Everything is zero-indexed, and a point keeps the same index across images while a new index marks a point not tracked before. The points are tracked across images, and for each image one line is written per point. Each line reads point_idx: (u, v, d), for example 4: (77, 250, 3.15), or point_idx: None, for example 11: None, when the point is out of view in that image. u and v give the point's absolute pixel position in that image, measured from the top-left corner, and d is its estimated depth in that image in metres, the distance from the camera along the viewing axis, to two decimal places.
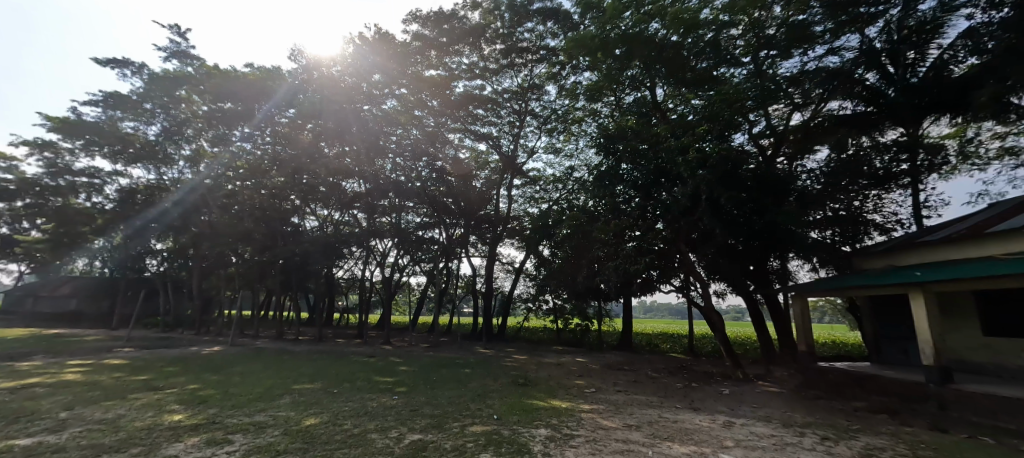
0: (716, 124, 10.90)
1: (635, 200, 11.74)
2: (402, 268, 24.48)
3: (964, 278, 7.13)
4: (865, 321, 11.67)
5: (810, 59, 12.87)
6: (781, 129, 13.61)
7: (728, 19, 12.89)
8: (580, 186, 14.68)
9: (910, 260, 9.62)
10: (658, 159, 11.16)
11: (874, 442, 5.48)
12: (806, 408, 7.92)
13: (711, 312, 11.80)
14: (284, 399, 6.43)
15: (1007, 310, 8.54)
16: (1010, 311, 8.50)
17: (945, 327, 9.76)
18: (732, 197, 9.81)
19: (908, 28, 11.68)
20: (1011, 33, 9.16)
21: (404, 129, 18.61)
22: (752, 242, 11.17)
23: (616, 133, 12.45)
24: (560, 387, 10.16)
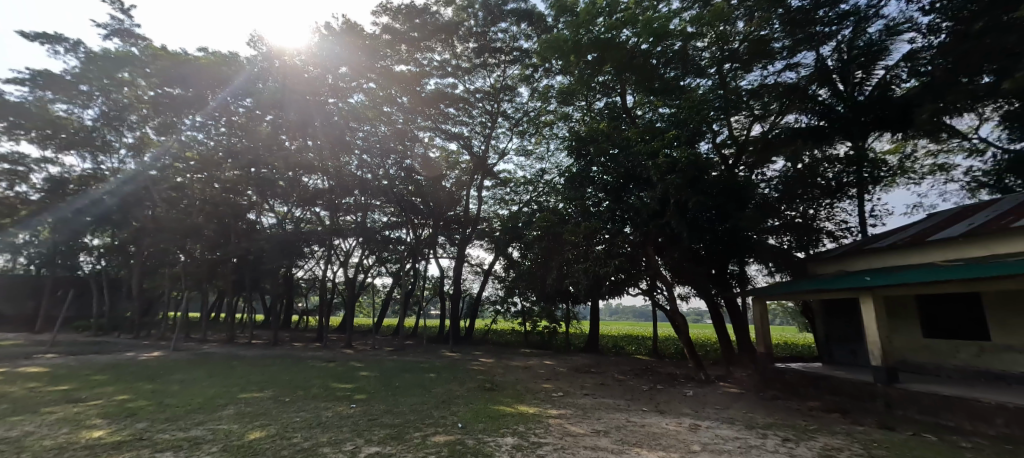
0: (684, 130, 11.24)
1: (604, 203, 11.75)
2: (367, 269, 23.68)
3: (909, 284, 7.49)
4: (818, 324, 12.19)
5: (769, 74, 13.43)
6: (742, 139, 14.12)
7: (695, 29, 13.16)
8: (550, 189, 14.64)
9: (860, 265, 10.14)
10: (628, 162, 11.31)
11: (831, 442, 5.63)
12: (765, 409, 8.13)
13: (675, 314, 11.96)
14: (228, 410, 5.92)
15: (946, 314, 9.12)
16: (949, 313, 9.07)
17: (890, 328, 10.32)
18: (699, 201, 10.07)
19: (857, 49, 12.06)
20: (949, 60, 10.06)
21: (372, 125, 17.82)
22: (716, 246, 11.40)
23: (586, 136, 12.45)
24: (527, 392, 10.00)
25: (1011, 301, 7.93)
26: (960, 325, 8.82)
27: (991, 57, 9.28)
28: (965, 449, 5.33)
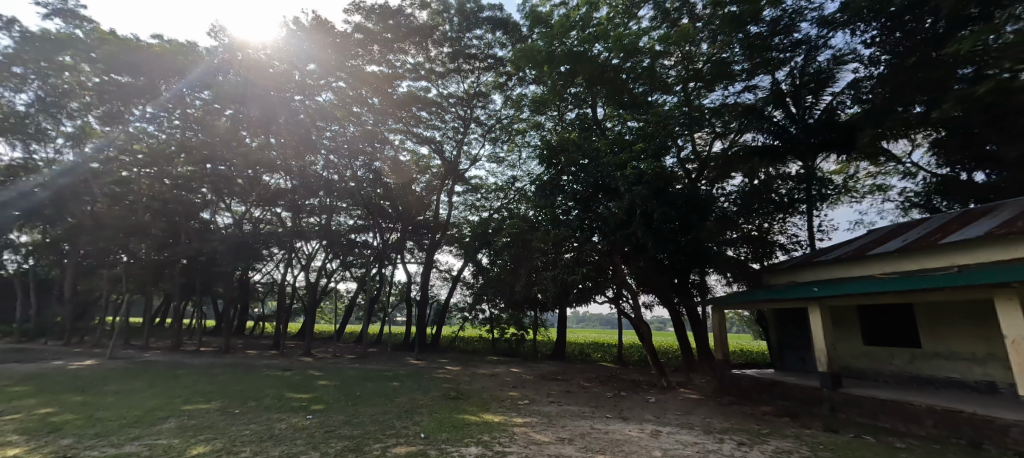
0: (651, 144, 11.62)
1: (574, 212, 11.79)
2: (330, 274, 22.87)
3: (854, 295, 7.95)
4: (770, 332, 12.76)
5: (730, 94, 14.13)
6: (704, 155, 14.75)
7: (662, 48, 13.64)
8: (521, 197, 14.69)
9: (808, 277, 10.72)
10: (597, 173, 11.45)
11: (782, 445, 5.87)
12: (722, 414, 8.39)
13: (639, 322, 12.19)
14: (169, 423, 5.49)
15: (883, 323, 9.78)
16: (885, 323, 9.74)
17: (834, 337, 10.93)
18: (665, 212, 10.38)
19: (808, 75, 12.98)
20: (887, 88, 10.99)
21: (341, 125, 17.46)
22: (678, 256, 11.73)
23: (558, 145, 12.67)
24: (492, 400, 9.89)
25: (938, 311, 8.58)
26: (895, 334, 9.49)
27: (925, 88, 10.23)
28: (900, 449, 5.69)
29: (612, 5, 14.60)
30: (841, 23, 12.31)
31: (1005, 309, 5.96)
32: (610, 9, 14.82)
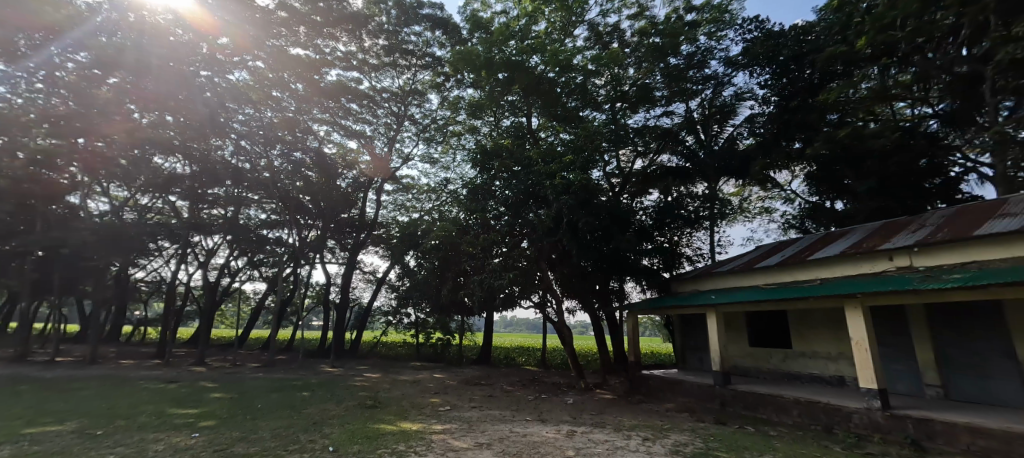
0: (580, 156, 12.06)
1: (505, 217, 12.03)
2: (235, 272, 20.62)
3: (742, 302, 8.94)
4: (676, 335, 13.88)
5: (651, 117, 15.31)
6: (627, 171, 15.69)
7: (595, 67, 14.27)
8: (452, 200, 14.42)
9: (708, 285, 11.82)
10: (527, 180, 11.76)
11: (680, 438, 6.39)
12: (631, 412, 8.95)
13: (562, 326, 12.61)
14: (1, 450, 4.49)
15: (764, 326, 11.11)
16: (766, 326, 11.07)
17: (726, 339, 12.20)
18: (590, 221, 10.80)
19: (713, 107, 14.87)
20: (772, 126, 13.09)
21: (256, 109, 15.96)
22: (600, 265, 12.22)
23: (492, 151, 12.76)
24: (412, 407, 9.54)
25: (806, 317, 9.92)
26: (773, 335, 10.83)
27: (801, 128, 13.01)
28: (773, 437, 6.49)
29: (551, 19, 15.07)
30: (742, 65, 14.64)
31: (854, 316, 7.06)
32: (548, 23, 15.23)
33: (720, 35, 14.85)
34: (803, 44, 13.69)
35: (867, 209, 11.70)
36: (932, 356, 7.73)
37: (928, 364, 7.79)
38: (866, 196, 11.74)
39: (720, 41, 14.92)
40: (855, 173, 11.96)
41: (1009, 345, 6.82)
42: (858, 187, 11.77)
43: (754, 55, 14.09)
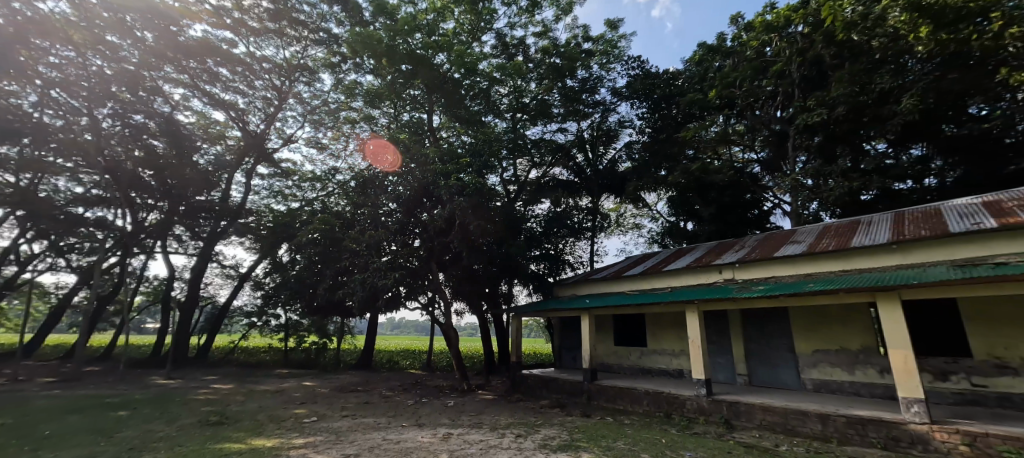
0: (478, 160, 12.09)
1: (396, 214, 11.38)
2: (29, 259, 15.94)
3: (610, 306, 9.84)
4: (555, 335, 14.70)
5: (547, 131, 16.05)
6: (521, 179, 16.15)
7: (499, 76, 14.46)
8: (338, 192, 13.15)
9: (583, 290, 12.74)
10: (423, 177, 11.32)
11: (550, 432, 6.77)
12: (508, 410, 9.18)
13: (449, 328, 12.41)
14: None
15: (626, 327, 12.35)
16: (627, 326, 12.31)
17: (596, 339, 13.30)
18: (481, 224, 10.84)
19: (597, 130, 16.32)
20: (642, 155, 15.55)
21: (78, 53, 12.55)
22: (490, 268, 12.31)
23: (388, 142, 11.81)
24: (269, 420, 8.40)
25: (658, 319, 11.32)
26: (633, 335, 12.11)
27: (666, 158, 15.17)
28: (627, 426, 7.27)
29: (460, 20, 14.89)
30: (626, 96, 16.25)
31: (694, 319, 8.28)
32: (457, 23, 15.01)
33: (610, 67, 16.38)
34: (672, 89, 15.97)
35: (710, 230, 13.96)
36: (743, 350, 9.47)
37: (740, 357, 9.51)
38: (710, 219, 13.98)
39: (609, 72, 16.45)
40: (702, 200, 14.20)
41: (792, 341, 8.72)
42: (704, 212, 13.97)
43: (634, 90, 15.85)
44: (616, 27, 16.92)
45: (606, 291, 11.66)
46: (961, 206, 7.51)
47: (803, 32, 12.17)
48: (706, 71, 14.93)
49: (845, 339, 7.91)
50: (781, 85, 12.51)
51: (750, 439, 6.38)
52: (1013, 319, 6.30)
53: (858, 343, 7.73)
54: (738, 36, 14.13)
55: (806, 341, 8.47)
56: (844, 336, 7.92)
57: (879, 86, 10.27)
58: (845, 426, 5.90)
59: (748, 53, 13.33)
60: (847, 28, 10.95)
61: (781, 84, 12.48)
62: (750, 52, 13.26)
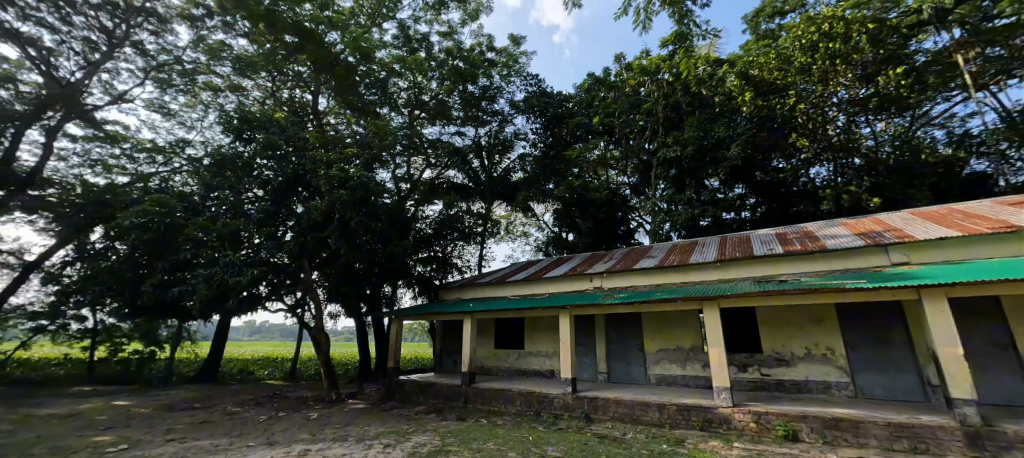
0: (366, 154, 11.26)
1: (263, 202, 10.07)
2: None
3: (491, 310, 10.09)
4: (436, 340, 14.42)
5: (445, 132, 15.88)
6: (415, 178, 15.57)
7: (398, 67, 13.73)
8: (183, 167, 10.78)
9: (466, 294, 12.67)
10: (299, 164, 10.19)
11: (421, 439, 6.66)
12: (379, 419, 8.68)
13: (319, 332, 11.26)
14: None
15: (506, 330, 12.75)
16: (507, 330, 12.72)
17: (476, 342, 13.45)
18: (364, 221, 10.15)
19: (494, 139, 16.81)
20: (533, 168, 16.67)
21: None
22: (372, 268, 11.58)
23: (259, 119, 10.50)
24: (59, 452, 6.61)
25: (535, 323, 11.95)
26: (511, 338, 12.55)
27: (550, 174, 16.56)
28: (498, 427, 7.51)
29: (360, 1, 13.86)
30: (523, 110, 17.14)
31: (566, 323, 8.94)
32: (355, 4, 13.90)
33: (510, 79, 16.94)
34: (563, 109, 17.13)
35: (586, 241, 15.23)
36: (605, 350, 10.51)
37: (602, 356, 10.54)
38: (587, 232, 15.28)
39: (509, 84, 16.99)
40: (582, 214, 15.67)
41: (642, 342, 9.99)
42: (582, 225, 15.21)
43: (530, 105, 16.78)
44: (518, 42, 17.61)
45: (489, 294, 11.86)
46: (763, 234, 9.54)
47: (667, 80, 14.05)
48: (593, 98, 16.38)
49: (680, 339, 9.41)
50: (650, 121, 14.34)
51: (604, 430, 7.10)
52: (787, 322, 8.21)
53: (689, 342, 9.28)
54: (619, 73, 15.82)
55: (652, 341, 9.80)
56: (679, 336, 9.43)
57: (717, 133, 12.58)
58: (675, 413, 7.00)
59: (627, 89, 14.98)
60: (699, 82, 13.43)
61: (650, 120, 14.48)
62: (630, 89, 14.93)
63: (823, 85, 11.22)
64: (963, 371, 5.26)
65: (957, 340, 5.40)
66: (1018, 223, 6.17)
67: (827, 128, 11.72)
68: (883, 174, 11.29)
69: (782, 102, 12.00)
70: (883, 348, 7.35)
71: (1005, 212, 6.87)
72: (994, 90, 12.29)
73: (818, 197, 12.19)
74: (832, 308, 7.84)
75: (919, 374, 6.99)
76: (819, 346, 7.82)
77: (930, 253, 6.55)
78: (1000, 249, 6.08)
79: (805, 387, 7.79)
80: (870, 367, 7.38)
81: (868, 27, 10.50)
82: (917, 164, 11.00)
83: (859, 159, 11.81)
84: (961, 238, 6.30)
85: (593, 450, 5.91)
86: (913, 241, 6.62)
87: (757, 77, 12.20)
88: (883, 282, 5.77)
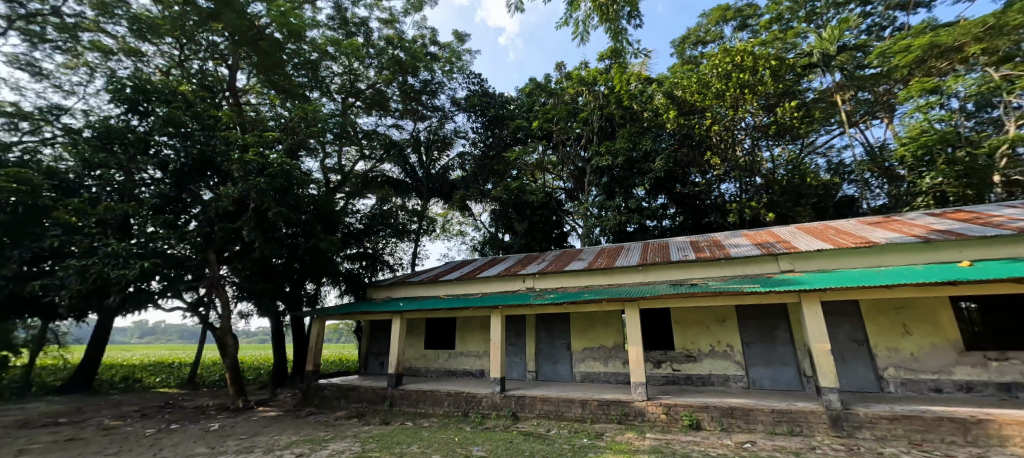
0: (290, 139, 10.21)
1: (156, 188, 8.64)
2: None
3: (421, 310, 9.87)
4: (362, 341, 13.79)
5: (382, 124, 15.34)
6: (346, 169, 14.68)
7: (332, 50, 12.81)
8: (52, 136, 8.86)
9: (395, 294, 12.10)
10: (207, 145, 9.08)
11: (338, 447, 6.37)
12: (293, 427, 8.09)
13: (226, 333, 10.16)
14: None
15: (436, 330, 12.54)
16: (437, 330, 12.53)
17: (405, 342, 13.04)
18: (282, 212, 9.32)
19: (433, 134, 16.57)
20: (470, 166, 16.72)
21: None
22: (292, 264, 10.74)
23: (162, 89, 8.85)
24: None
25: (467, 323, 11.92)
26: (442, 338, 12.39)
27: (487, 174, 16.68)
28: (423, 429, 7.39)
29: None
30: (463, 108, 17.07)
31: (497, 323, 9.04)
32: None
33: (452, 76, 16.79)
34: (504, 111, 17.46)
35: (521, 243, 15.50)
36: (534, 349, 10.78)
37: (531, 355, 10.81)
38: (521, 233, 15.57)
39: (451, 80, 16.82)
40: (518, 216, 16.00)
41: (570, 341, 10.41)
42: (518, 226, 15.48)
43: (472, 104, 16.78)
44: (462, 39, 17.51)
45: (420, 294, 11.55)
46: (680, 242, 10.39)
47: (603, 92, 14.93)
48: (534, 102, 16.93)
49: (604, 337, 9.96)
50: (585, 129, 15.19)
51: (530, 427, 7.30)
52: (696, 322, 9.04)
53: (612, 340, 9.86)
54: (559, 81, 16.46)
55: (579, 340, 10.25)
56: (604, 335, 9.97)
57: (643, 146, 13.62)
58: (596, 408, 7.40)
59: (566, 97, 15.85)
60: (631, 97, 14.41)
61: (586, 129, 15.22)
62: (568, 96, 15.79)
63: (734, 111, 12.48)
64: (830, 363, 6.21)
65: (826, 337, 6.36)
66: (874, 239, 7.40)
67: (735, 149, 13.03)
68: (778, 193, 12.81)
69: (700, 122, 13.13)
70: (772, 344, 8.40)
71: (866, 230, 8.21)
72: (862, 127, 14.64)
73: (725, 210, 13.62)
74: (733, 309, 8.79)
75: (798, 367, 8.09)
76: (721, 343, 8.73)
77: (810, 262, 7.63)
78: (859, 260, 7.28)
79: (709, 380, 8.65)
80: (761, 361, 8.40)
81: (770, 63, 11.83)
82: (803, 187, 12.58)
83: (758, 179, 13.05)
84: (833, 250, 7.42)
85: (518, 448, 6.05)
86: (797, 252, 7.66)
87: (680, 97, 13.34)
88: (774, 287, 6.60)
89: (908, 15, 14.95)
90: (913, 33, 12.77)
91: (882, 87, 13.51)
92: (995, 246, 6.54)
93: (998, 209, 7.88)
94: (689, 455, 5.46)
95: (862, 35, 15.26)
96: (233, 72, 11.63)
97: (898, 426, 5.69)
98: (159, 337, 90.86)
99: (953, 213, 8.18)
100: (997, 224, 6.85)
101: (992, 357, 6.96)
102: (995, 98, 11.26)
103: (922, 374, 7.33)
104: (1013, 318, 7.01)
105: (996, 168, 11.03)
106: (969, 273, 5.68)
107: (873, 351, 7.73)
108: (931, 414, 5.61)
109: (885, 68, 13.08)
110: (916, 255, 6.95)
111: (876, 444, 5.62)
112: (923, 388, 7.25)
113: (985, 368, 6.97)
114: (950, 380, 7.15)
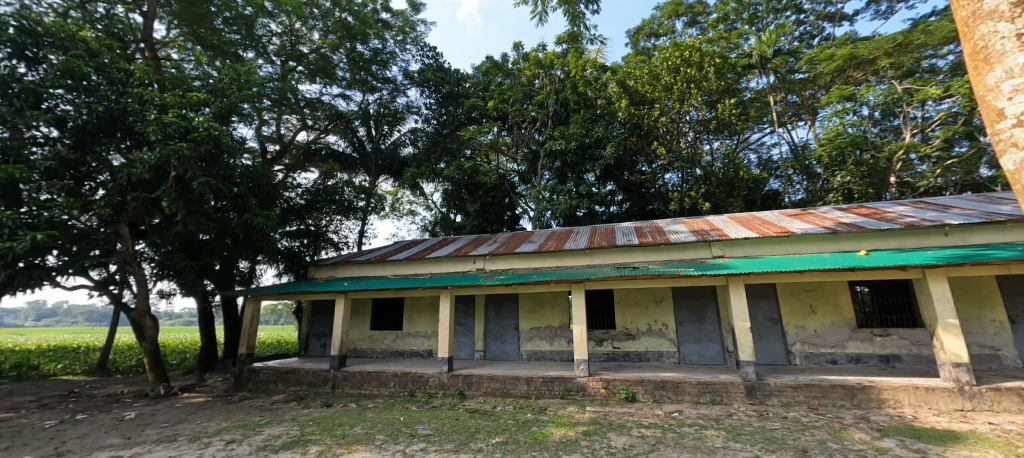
0: (217, 102, 9.02)
1: (53, 147, 7.53)
2: None
3: (368, 290, 9.52)
4: (302, 322, 13.20)
5: (326, 93, 14.41)
6: (285, 139, 13.52)
7: (269, 7, 11.54)
8: None
9: (340, 273, 11.57)
10: (116, 102, 7.94)
11: (275, 431, 6.14)
12: (223, 413, 7.62)
13: (143, 315, 9.17)
14: None
15: (384, 311, 12.25)
16: (385, 311, 12.24)
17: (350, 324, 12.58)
18: (208, 183, 8.43)
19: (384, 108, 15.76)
20: (421, 143, 16.26)
21: None
22: (221, 240, 9.89)
23: (56, 33, 7.66)
24: None
25: (415, 303, 11.79)
26: (390, 319, 12.11)
27: (440, 153, 16.20)
28: (365, 411, 7.30)
29: None
30: (416, 82, 16.52)
31: (446, 303, 8.97)
32: None
33: (405, 47, 16.09)
34: (459, 89, 17.29)
35: (472, 224, 15.40)
36: (482, 329, 10.92)
37: (479, 335, 10.94)
38: (473, 214, 15.45)
39: (404, 51, 16.15)
40: (471, 197, 15.78)
41: (517, 321, 10.66)
42: (470, 207, 15.34)
43: (424, 79, 16.39)
44: (417, 9, 16.72)
45: (368, 273, 11.18)
46: (625, 227, 10.83)
47: (559, 77, 15.42)
48: (489, 82, 16.88)
49: (551, 318, 10.32)
50: (540, 113, 15.52)
51: (476, 404, 7.42)
52: (637, 302, 9.61)
53: (558, 321, 10.26)
54: (517, 62, 16.57)
55: (526, 320, 10.52)
56: (550, 316, 10.34)
57: (596, 133, 14.18)
58: (541, 385, 7.69)
59: (523, 78, 16.09)
60: (586, 83, 14.88)
61: (541, 112, 15.52)
62: (525, 78, 16.08)
63: (680, 104, 12.93)
64: (749, 339, 6.88)
65: (747, 316, 7.00)
66: (791, 229, 8.23)
67: (678, 141, 13.72)
68: (713, 184, 13.54)
69: (649, 113, 13.66)
70: (701, 324, 9.15)
71: (786, 221, 9.07)
72: (788, 128, 16.12)
73: (667, 199, 14.51)
74: (669, 291, 9.42)
75: (721, 344, 8.92)
76: (658, 323, 9.38)
77: (738, 249, 8.34)
78: (781, 248, 8.07)
79: (644, 356, 9.28)
80: (691, 339, 9.14)
81: (715, 61, 12.20)
82: (736, 179, 13.33)
83: (698, 171, 13.80)
84: (758, 238, 8.16)
85: (463, 425, 6.15)
86: (728, 239, 8.33)
87: (632, 87, 13.77)
88: (707, 271, 7.12)
89: (834, 27, 16.39)
90: (837, 43, 14.03)
91: (809, 91, 14.96)
92: (886, 239, 7.53)
93: (892, 206, 9.04)
94: (624, 425, 5.87)
95: (795, 42, 16.63)
96: (148, 20, 10.21)
97: (800, 393, 6.48)
98: (65, 320, 81.24)
99: (857, 209, 9.26)
100: (890, 220, 7.85)
101: (877, 333, 8.09)
102: (897, 108, 12.65)
103: (822, 348, 8.37)
104: (896, 300, 8.15)
105: (893, 171, 12.65)
106: (866, 262, 6.50)
107: (784, 329, 8.68)
108: (827, 382, 6.44)
109: (811, 74, 14.41)
110: (823, 245, 7.85)
111: (782, 409, 6.36)
112: (822, 361, 8.30)
113: (871, 342, 8.10)
114: (843, 353, 8.23)
